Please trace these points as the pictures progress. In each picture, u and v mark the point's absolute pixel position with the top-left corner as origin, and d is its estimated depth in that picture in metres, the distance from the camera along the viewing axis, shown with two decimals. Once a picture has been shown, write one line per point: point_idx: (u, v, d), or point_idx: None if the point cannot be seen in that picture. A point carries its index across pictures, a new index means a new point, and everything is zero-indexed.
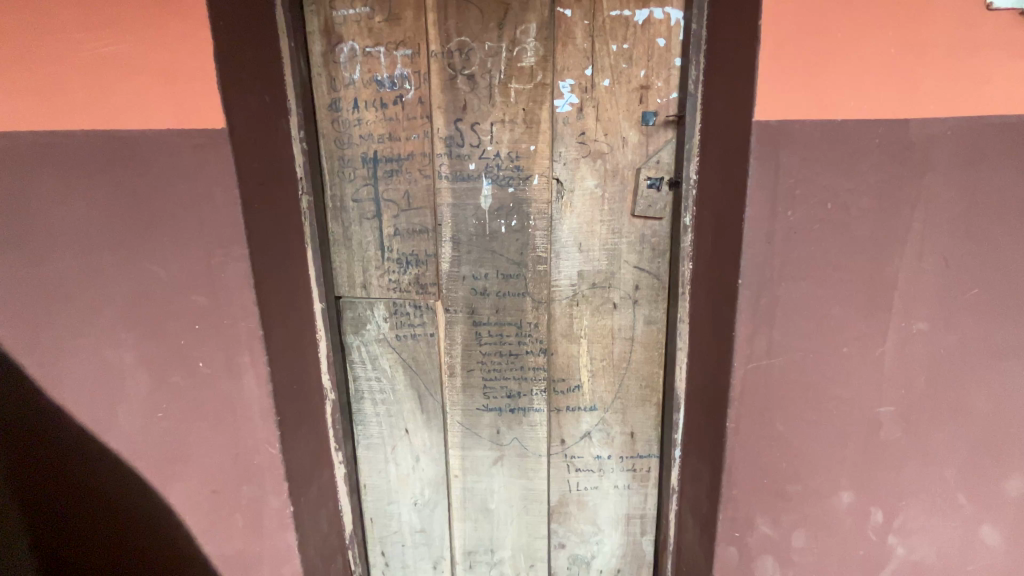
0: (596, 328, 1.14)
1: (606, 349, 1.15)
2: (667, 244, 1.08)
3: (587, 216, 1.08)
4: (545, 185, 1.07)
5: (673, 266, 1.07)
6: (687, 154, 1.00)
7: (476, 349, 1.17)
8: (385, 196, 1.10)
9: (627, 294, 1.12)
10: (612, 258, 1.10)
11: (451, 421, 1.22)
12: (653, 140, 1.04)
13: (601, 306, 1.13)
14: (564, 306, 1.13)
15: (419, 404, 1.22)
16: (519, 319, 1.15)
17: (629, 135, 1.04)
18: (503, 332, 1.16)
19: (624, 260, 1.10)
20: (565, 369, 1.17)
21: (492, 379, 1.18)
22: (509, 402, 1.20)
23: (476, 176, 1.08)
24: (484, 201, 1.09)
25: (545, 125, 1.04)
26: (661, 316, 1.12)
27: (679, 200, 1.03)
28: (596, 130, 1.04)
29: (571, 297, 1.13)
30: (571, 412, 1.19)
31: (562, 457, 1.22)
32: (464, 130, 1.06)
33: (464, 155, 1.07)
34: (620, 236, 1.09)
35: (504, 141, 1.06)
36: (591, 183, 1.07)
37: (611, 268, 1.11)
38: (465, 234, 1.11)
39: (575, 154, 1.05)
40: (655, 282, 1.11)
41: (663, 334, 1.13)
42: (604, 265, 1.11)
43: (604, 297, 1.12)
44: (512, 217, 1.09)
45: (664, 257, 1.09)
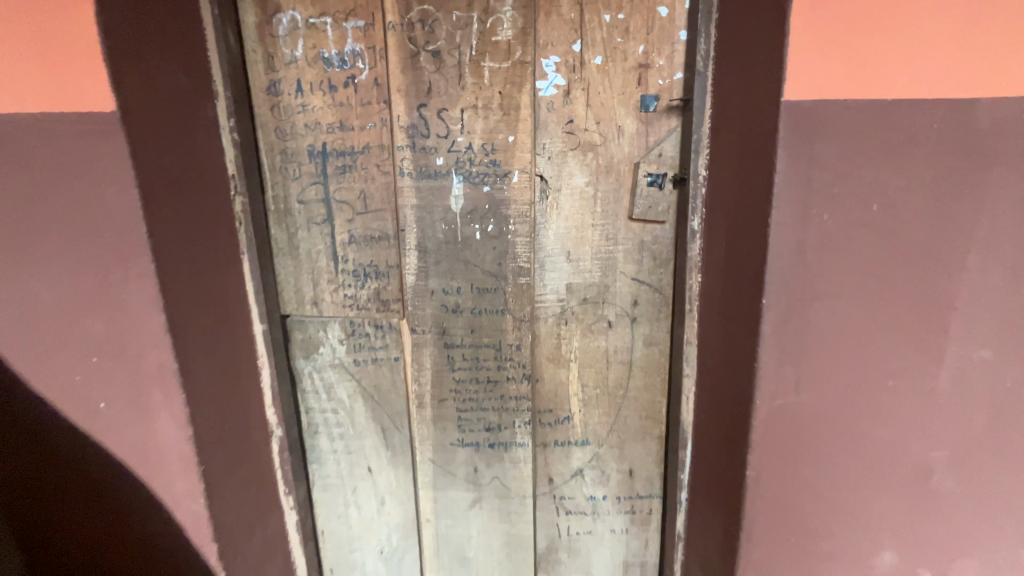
0: (588, 350, 0.97)
1: (600, 376, 0.99)
2: (671, 253, 0.92)
3: (576, 220, 0.92)
4: (527, 183, 0.90)
5: (679, 279, 0.91)
6: (695, 146, 0.83)
7: (448, 375, 1.00)
8: (337, 197, 0.93)
9: (624, 312, 0.95)
10: (606, 270, 0.94)
11: (420, 458, 1.05)
12: (654, 129, 0.87)
13: (593, 325, 0.96)
14: (550, 326, 0.97)
15: (384, 439, 1.05)
16: (497, 341, 0.98)
17: (625, 123, 0.87)
18: (478, 356, 0.99)
19: (620, 271, 0.94)
20: (552, 398, 1.00)
21: (467, 410, 1.02)
22: (488, 437, 1.03)
23: (444, 173, 0.91)
24: (454, 202, 0.92)
25: (525, 113, 0.88)
26: (664, 337, 0.96)
27: (686, 200, 0.86)
28: (586, 118, 0.87)
29: (558, 315, 0.96)
30: (560, 448, 1.03)
31: (550, 500, 1.06)
32: (430, 119, 0.89)
33: (430, 147, 0.90)
34: (615, 243, 0.92)
35: (477, 131, 0.89)
36: (581, 181, 0.90)
37: (606, 281, 0.94)
38: (433, 242, 0.94)
39: (561, 146, 0.89)
40: (656, 297, 0.94)
41: (667, 357, 0.97)
42: (598, 277, 0.94)
43: (598, 316, 0.96)
44: (488, 221, 0.92)
45: (667, 268, 0.93)
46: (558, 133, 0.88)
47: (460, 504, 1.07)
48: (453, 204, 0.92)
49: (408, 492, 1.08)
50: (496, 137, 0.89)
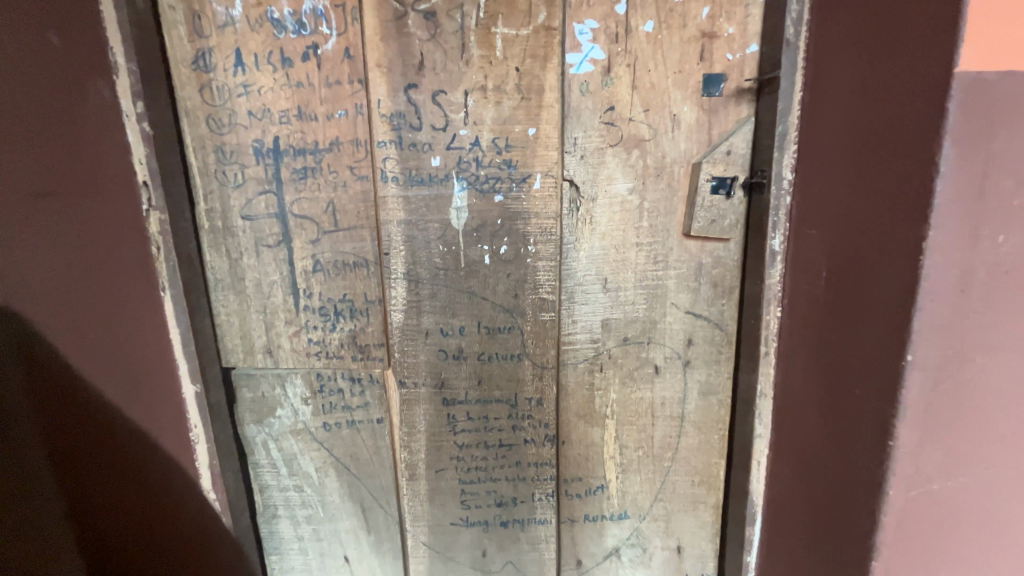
0: (628, 403, 0.76)
1: (643, 435, 0.78)
2: (738, 279, 0.72)
3: (616, 238, 0.70)
4: (552, 191, 0.69)
5: (750, 314, 0.70)
6: (778, 140, 0.63)
7: (449, 439, 0.78)
8: (296, 211, 0.69)
9: (675, 354, 0.75)
10: (653, 301, 0.73)
11: (412, 543, 0.82)
12: (719, 119, 0.66)
13: (635, 372, 0.75)
14: (580, 374, 0.75)
15: (365, 521, 0.81)
16: (513, 394, 0.76)
17: (682, 112, 0.66)
18: (487, 415, 0.77)
19: (671, 303, 0.73)
20: (582, 464, 0.79)
21: (472, 481, 0.79)
22: (499, 513, 0.81)
23: (442, 177, 0.68)
24: (455, 216, 0.70)
25: (550, 97, 0.66)
26: (726, 385, 0.76)
27: (764, 212, 0.66)
28: (630, 103, 0.66)
29: (590, 361, 0.75)
30: (591, 524, 0.81)
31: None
32: (422, 104, 0.66)
33: (422, 143, 0.67)
34: (665, 268, 0.71)
35: (486, 120, 0.67)
36: (623, 188, 0.69)
37: (653, 316, 0.73)
38: (427, 269, 0.71)
39: (597, 142, 0.67)
40: (716, 335, 0.74)
41: (728, 409, 0.76)
42: (643, 310, 0.73)
43: (642, 360, 0.75)
44: (500, 242, 0.70)
45: (732, 298, 0.72)
46: (594, 124, 0.67)
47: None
48: (454, 218, 0.70)
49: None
50: (511, 128, 0.67)
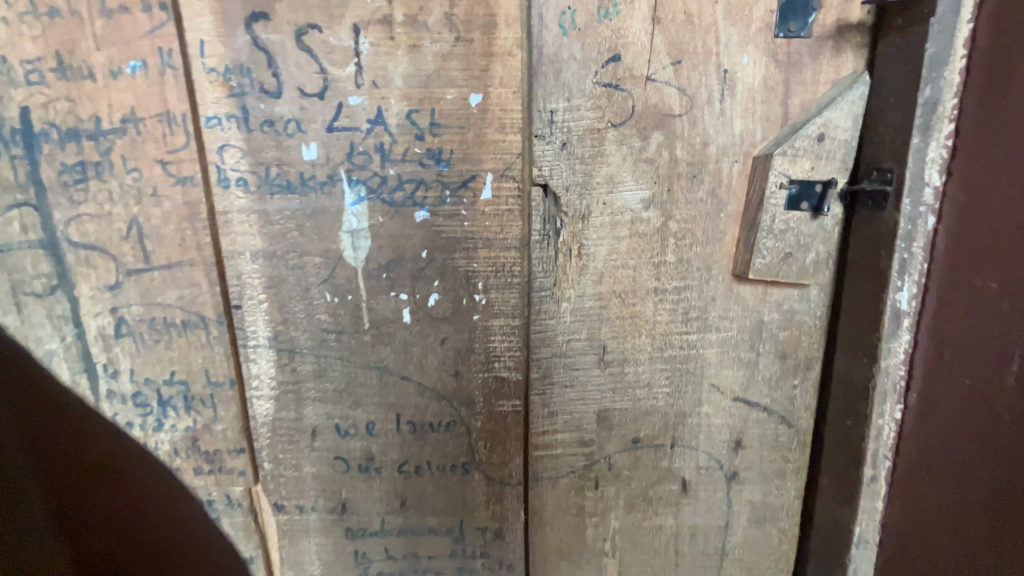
0: (638, 535, 0.49)
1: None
2: (822, 346, 0.44)
3: (618, 282, 0.42)
4: (514, 203, 0.40)
5: (841, 410, 0.42)
6: (921, 115, 0.34)
7: None
8: (77, 235, 0.40)
9: (714, 462, 0.47)
10: (680, 383, 0.45)
11: None
12: (803, 79, 0.38)
13: (651, 490, 0.47)
14: (563, 492, 0.47)
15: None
16: (457, 523, 0.48)
17: (739, 66, 0.38)
18: (418, 552, 0.49)
19: (710, 384, 0.45)
20: None
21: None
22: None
23: (323, 180, 0.40)
24: (350, 247, 0.41)
25: (508, 37, 0.37)
26: (793, 509, 0.47)
27: (884, 245, 0.37)
28: (651, 48, 0.38)
29: (578, 473, 0.47)
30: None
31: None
32: (279, 50, 0.37)
33: (285, 120, 0.38)
34: (703, 329, 0.43)
35: (396, 78, 0.38)
36: (634, 198, 0.40)
37: (679, 404, 0.45)
38: (308, 332, 0.43)
39: (589, 120, 0.39)
40: (779, 434, 0.46)
41: (794, 547, 0.48)
42: (663, 397, 0.45)
43: (660, 473, 0.47)
44: (427, 287, 0.42)
45: (808, 376, 0.44)
46: (584, 86, 0.38)
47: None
48: (348, 250, 0.41)
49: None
50: (440, 94, 0.38)
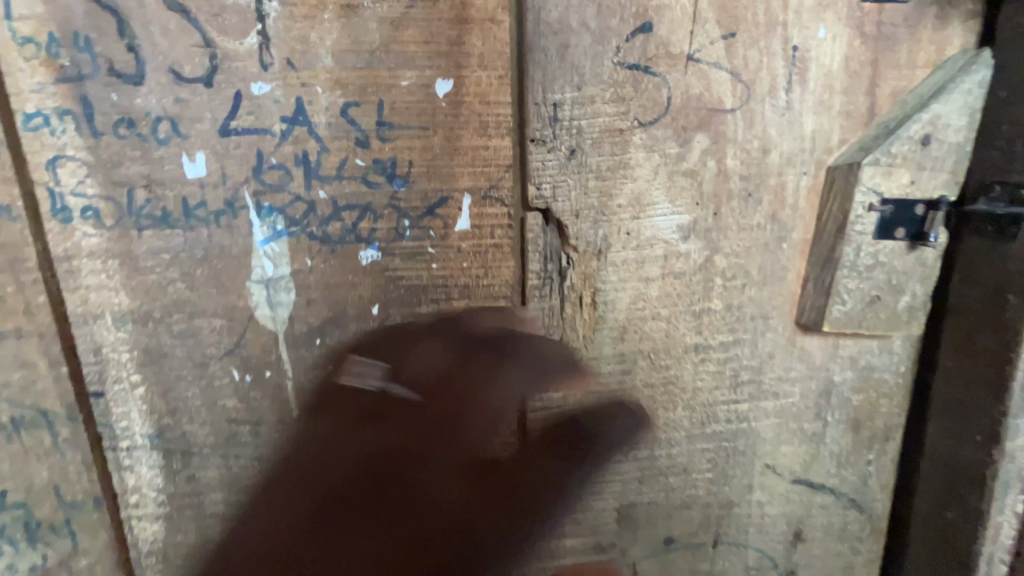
0: None
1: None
2: (905, 412, 0.33)
3: (645, 338, 0.31)
4: (504, 235, 0.28)
5: (937, 497, 0.32)
6: None
7: None
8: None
9: (766, 560, 0.36)
10: (725, 467, 0.34)
11: None
12: (896, 60, 0.28)
13: None
14: None
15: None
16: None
17: (815, 42, 0.27)
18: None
19: (764, 466, 0.34)
20: None
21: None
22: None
23: (218, 207, 0.27)
24: (264, 305, 0.28)
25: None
26: None
27: (1015, 284, 0.27)
28: (694, 15, 0.26)
29: None
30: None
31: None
32: (136, 10, 0.24)
33: (152, 119, 0.25)
34: (759, 394, 0.33)
35: (323, 54, 0.25)
36: (669, 223, 0.29)
37: (724, 493, 0.34)
38: (208, 426, 0.30)
39: (608, 117, 0.27)
40: (848, 520, 0.35)
41: None
42: (706, 484, 0.34)
43: None
44: (379, 357, 0.30)
45: (886, 450, 0.34)
46: (600, 68, 0.26)
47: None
48: (262, 307, 0.28)
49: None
50: (391, 79, 0.26)
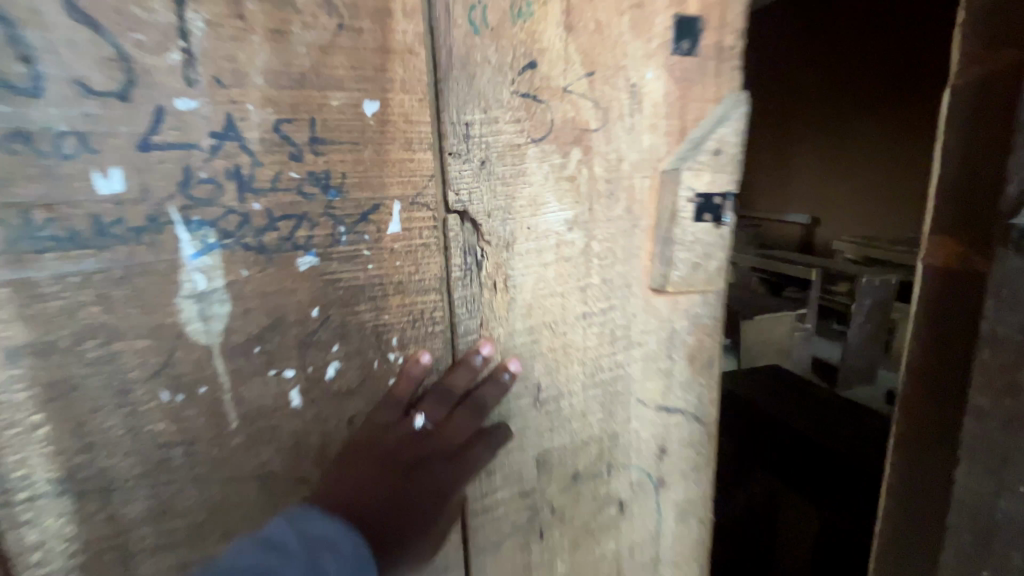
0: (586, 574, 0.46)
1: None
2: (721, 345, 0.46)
3: (544, 313, 0.38)
4: (430, 237, 0.33)
5: None
6: None
7: None
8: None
9: (643, 475, 0.46)
10: (611, 406, 0.43)
11: None
12: (698, 93, 0.39)
13: (594, 522, 0.45)
14: (506, 551, 0.42)
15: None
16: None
17: (643, 81, 0.37)
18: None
19: (635, 401, 0.44)
20: None
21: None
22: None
23: (138, 224, 0.26)
24: (196, 320, 0.28)
25: (406, 31, 0.29)
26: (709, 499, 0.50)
27: None
28: (565, 57, 0.34)
29: (523, 529, 0.42)
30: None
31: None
32: (27, 15, 0.23)
33: (57, 134, 0.24)
34: (627, 345, 0.42)
35: (252, 74, 0.26)
36: (556, 216, 0.37)
37: (611, 427, 0.43)
38: (131, 456, 0.28)
39: (508, 135, 0.33)
40: (694, 433, 0.47)
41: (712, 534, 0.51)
42: (598, 423, 0.43)
43: (600, 501, 0.45)
44: (321, 362, 0.31)
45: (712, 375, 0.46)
46: (499, 95, 0.33)
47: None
48: (194, 322, 0.28)
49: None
50: (321, 99, 0.28)
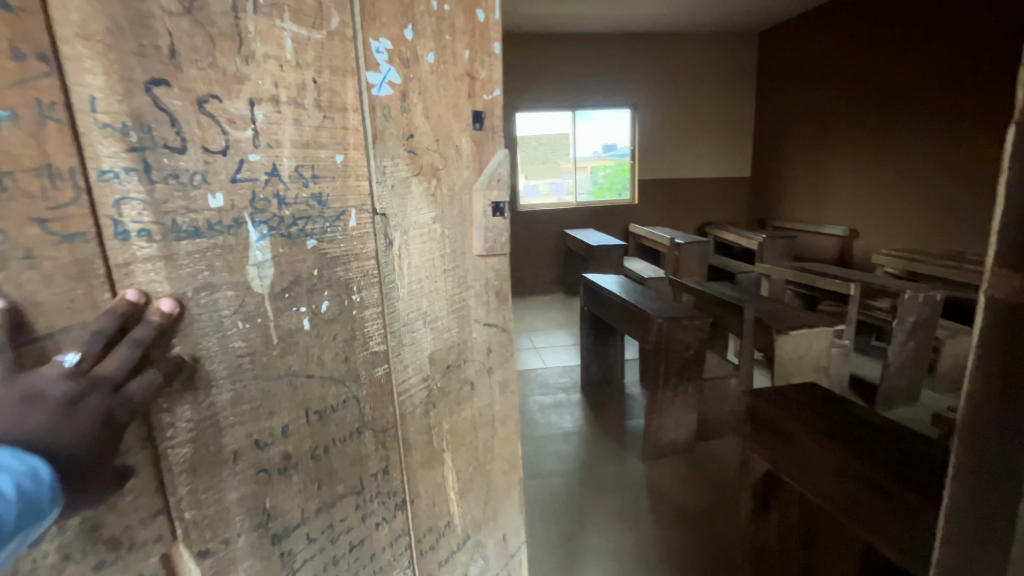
0: (448, 365, 1.17)
1: (449, 416, 1.19)
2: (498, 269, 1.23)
3: (425, 270, 1.08)
4: (352, 226, 0.94)
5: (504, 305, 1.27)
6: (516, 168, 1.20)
7: (315, 437, 0.96)
8: (55, 226, 0.69)
9: (474, 339, 1.23)
10: (456, 303, 1.16)
11: (293, 537, 0.96)
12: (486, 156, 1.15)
13: (454, 369, 1.19)
14: (414, 351, 1.09)
15: (162, 525, 0.81)
16: (339, 393, 0.97)
17: (461, 147, 1.10)
18: (313, 416, 0.95)
19: (466, 308, 1.19)
20: (426, 429, 1.14)
21: (282, 485, 0.93)
22: (317, 508, 0.98)
23: (229, 214, 0.81)
24: (255, 270, 0.84)
25: (354, 117, 0.91)
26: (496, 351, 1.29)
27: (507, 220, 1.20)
28: (426, 134, 1.03)
29: (423, 353, 1.11)
30: (413, 490, 1.13)
31: (385, 573, 1.10)
32: (183, 120, 0.75)
33: (197, 177, 0.77)
34: (460, 281, 1.16)
35: (281, 139, 0.84)
36: (426, 219, 1.06)
37: (460, 320, 1.18)
38: (228, 297, 0.82)
39: (405, 177, 1.01)
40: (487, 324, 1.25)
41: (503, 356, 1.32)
42: (446, 321, 1.15)
43: (453, 335, 1.17)
44: (311, 276, 0.91)
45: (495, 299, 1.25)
46: (396, 160, 0.98)
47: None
48: (256, 278, 0.84)
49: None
50: (318, 156, 0.88)
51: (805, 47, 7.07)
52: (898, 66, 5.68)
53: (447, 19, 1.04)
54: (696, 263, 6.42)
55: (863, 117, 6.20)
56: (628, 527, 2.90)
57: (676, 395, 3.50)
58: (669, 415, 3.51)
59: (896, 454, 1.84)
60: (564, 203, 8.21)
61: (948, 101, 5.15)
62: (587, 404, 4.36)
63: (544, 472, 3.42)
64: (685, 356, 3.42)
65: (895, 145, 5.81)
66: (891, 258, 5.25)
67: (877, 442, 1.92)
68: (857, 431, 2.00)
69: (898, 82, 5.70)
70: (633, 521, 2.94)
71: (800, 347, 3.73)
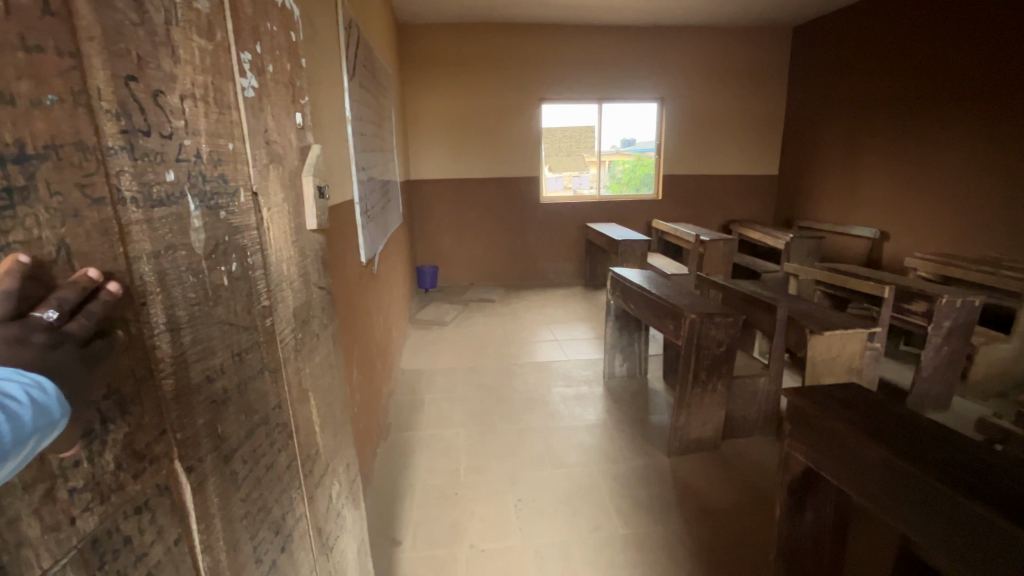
0: (304, 323, 1.41)
1: (308, 362, 1.42)
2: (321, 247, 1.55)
3: (280, 243, 1.28)
4: (243, 202, 1.12)
5: (324, 278, 1.58)
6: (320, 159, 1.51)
7: (244, 372, 1.11)
8: (89, 191, 0.77)
9: (311, 304, 1.48)
10: (305, 269, 1.43)
11: (237, 458, 1.08)
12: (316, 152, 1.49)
13: (305, 327, 1.42)
14: (283, 307, 1.28)
15: (167, 442, 0.91)
16: (249, 339, 1.13)
17: (292, 143, 1.37)
18: (236, 356, 1.09)
19: (310, 280, 1.46)
20: (301, 367, 1.38)
21: (227, 413, 1.05)
22: (246, 433, 1.11)
23: (177, 188, 0.94)
24: (195, 234, 0.98)
25: (234, 114, 1.10)
26: (327, 315, 1.59)
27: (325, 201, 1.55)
28: (277, 132, 1.28)
29: (293, 315, 1.34)
30: (294, 421, 1.31)
31: (286, 488, 1.26)
32: (149, 111, 0.87)
33: (155, 154, 0.89)
34: (304, 253, 1.42)
35: (199, 129, 0.99)
36: (279, 199, 1.28)
37: (303, 289, 1.42)
38: (183, 256, 0.95)
39: (264, 158, 1.21)
40: (316, 296, 1.51)
41: (325, 322, 1.58)
42: (296, 282, 1.37)
43: (303, 295, 1.42)
44: (224, 241, 1.06)
45: (320, 279, 1.55)
46: (257, 147, 1.18)
47: (234, 493, 1.07)
48: (196, 238, 0.98)
49: (182, 501, 0.93)
50: (219, 141, 1.05)
51: (835, 37, 6.77)
52: (937, 56, 5.38)
53: (275, 38, 1.30)
54: (721, 261, 6.27)
55: (896, 110, 5.94)
56: (654, 520, 2.84)
57: (705, 392, 3.40)
58: (697, 412, 3.42)
59: (948, 458, 1.67)
60: (587, 198, 8.08)
61: (992, 91, 4.87)
62: (610, 398, 4.29)
63: (572, 463, 3.37)
64: (717, 353, 3.33)
65: (935, 140, 5.51)
66: (923, 262, 5.03)
67: (926, 441, 1.77)
68: (917, 436, 1.80)
69: (936, 73, 5.41)
70: (655, 515, 2.87)
71: (834, 347, 3.54)
